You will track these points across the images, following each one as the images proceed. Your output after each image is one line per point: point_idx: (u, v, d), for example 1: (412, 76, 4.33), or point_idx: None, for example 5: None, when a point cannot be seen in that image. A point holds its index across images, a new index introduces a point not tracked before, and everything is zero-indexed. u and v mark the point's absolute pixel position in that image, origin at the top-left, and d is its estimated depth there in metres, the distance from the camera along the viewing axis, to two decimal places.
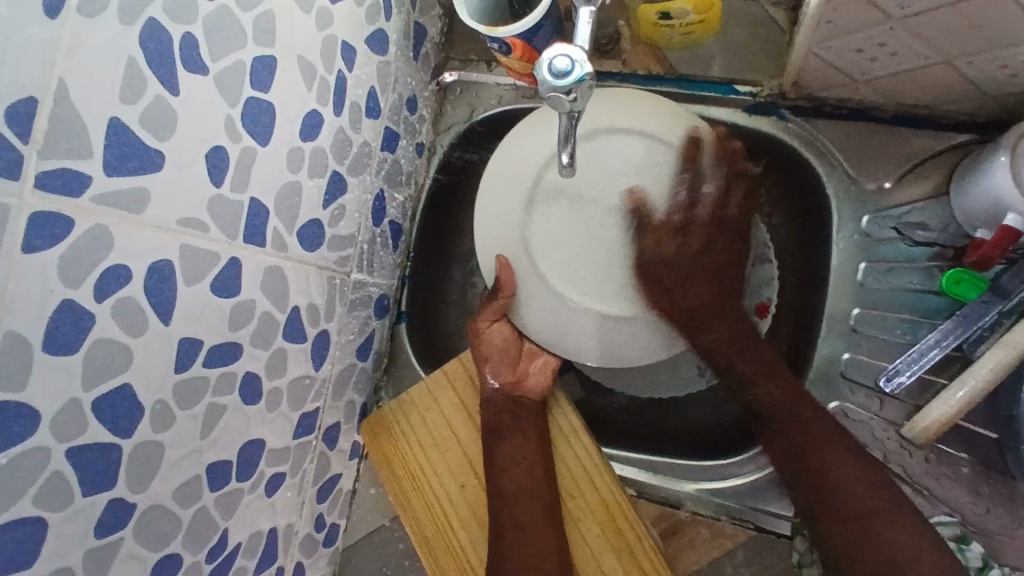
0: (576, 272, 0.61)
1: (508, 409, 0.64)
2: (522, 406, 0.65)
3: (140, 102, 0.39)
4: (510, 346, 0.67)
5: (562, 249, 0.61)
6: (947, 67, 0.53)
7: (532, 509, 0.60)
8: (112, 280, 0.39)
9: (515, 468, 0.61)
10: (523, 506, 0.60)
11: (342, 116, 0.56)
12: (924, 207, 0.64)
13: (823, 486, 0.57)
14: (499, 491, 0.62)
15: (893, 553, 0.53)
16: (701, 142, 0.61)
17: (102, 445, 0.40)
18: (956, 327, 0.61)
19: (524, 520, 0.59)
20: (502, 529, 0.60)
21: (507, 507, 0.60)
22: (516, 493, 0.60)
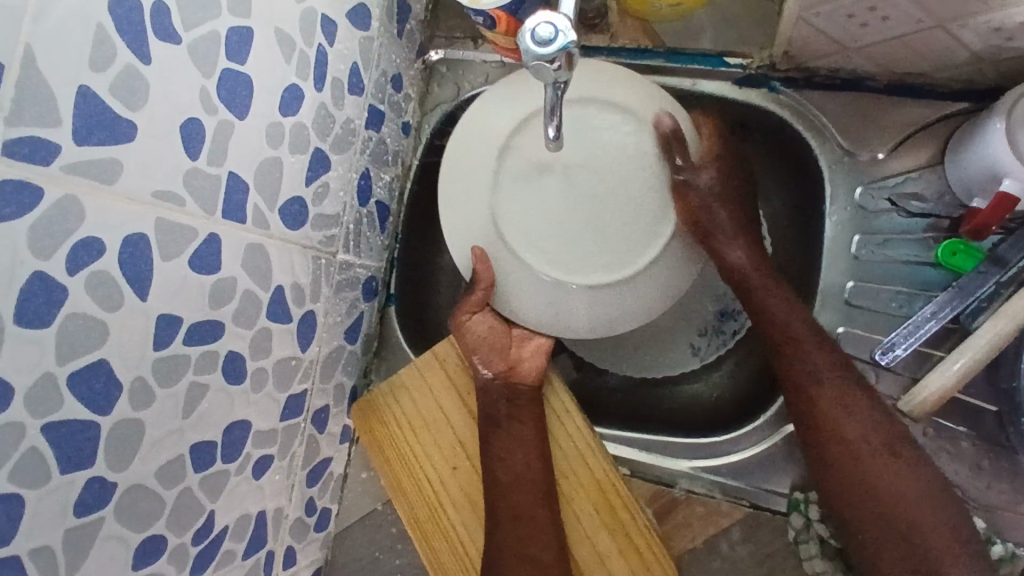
0: (548, 244, 0.63)
1: (506, 399, 0.63)
2: (520, 395, 0.63)
3: (110, 70, 0.38)
4: (496, 333, 0.67)
5: (534, 224, 0.64)
6: (941, 31, 0.52)
7: (530, 498, 0.59)
8: (84, 252, 0.38)
9: (511, 457, 0.60)
10: (521, 497, 0.59)
11: (324, 91, 0.56)
12: (919, 177, 0.64)
13: (821, 432, 0.57)
14: (495, 481, 0.61)
15: (881, 490, 0.55)
16: (661, 118, 0.63)
17: (79, 423, 0.39)
18: (953, 299, 0.61)
19: (523, 512, 0.59)
20: (499, 522, 0.59)
21: (505, 497, 0.60)
22: (513, 482, 0.60)
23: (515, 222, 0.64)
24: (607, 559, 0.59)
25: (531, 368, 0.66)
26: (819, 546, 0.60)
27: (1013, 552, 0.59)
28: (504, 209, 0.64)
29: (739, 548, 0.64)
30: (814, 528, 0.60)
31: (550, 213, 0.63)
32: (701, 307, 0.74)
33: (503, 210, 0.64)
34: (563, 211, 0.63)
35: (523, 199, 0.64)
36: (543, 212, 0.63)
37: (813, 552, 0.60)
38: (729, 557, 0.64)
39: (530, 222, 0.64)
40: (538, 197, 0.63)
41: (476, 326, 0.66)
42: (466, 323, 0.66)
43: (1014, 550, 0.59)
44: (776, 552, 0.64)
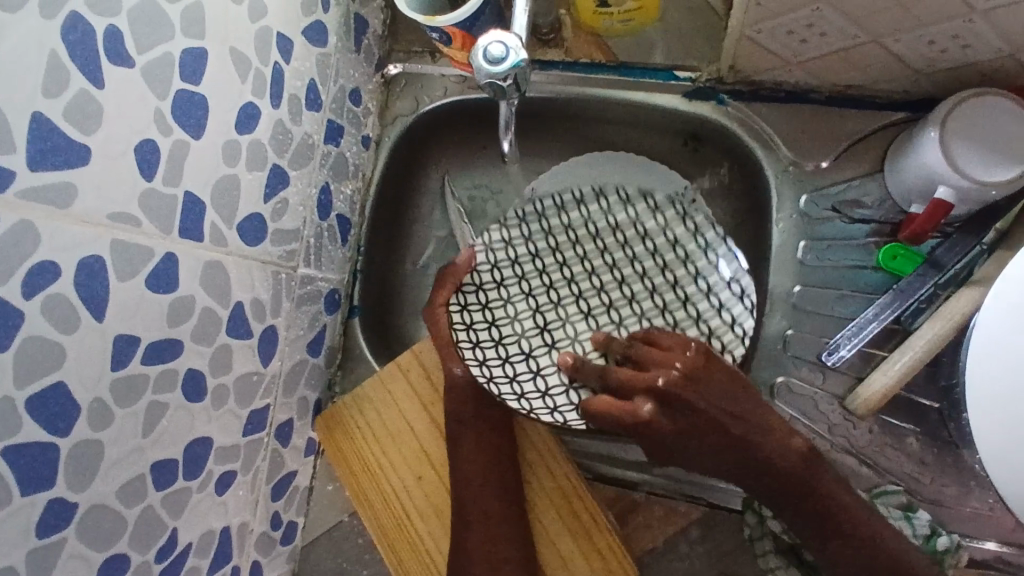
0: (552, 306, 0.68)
1: (470, 400, 0.63)
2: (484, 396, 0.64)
3: (63, 95, 0.38)
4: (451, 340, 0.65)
5: None
6: (876, 45, 0.55)
7: (500, 503, 0.60)
8: (40, 275, 0.38)
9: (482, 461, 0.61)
10: (490, 498, 0.60)
11: (281, 108, 0.56)
12: (861, 184, 0.66)
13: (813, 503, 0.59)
14: (465, 480, 0.61)
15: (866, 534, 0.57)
16: None
17: (38, 445, 0.39)
18: (894, 301, 0.63)
19: (492, 513, 0.60)
20: (469, 521, 0.60)
21: (476, 500, 0.60)
22: (482, 482, 0.61)
23: (567, 264, 0.72)
24: (570, 561, 0.61)
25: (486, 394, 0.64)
26: (772, 542, 0.62)
27: (957, 543, 0.61)
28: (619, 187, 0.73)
29: (697, 547, 0.66)
30: (767, 525, 0.62)
31: (625, 252, 0.72)
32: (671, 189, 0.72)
33: (535, 289, 0.71)
34: (643, 253, 0.71)
35: (577, 220, 0.73)
36: (609, 263, 0.72)
37: (767, 549, 0.62)
38: (687, 556, 0.66)
39: (592, 309, 0.71)
40: (529, 372, 0.68)
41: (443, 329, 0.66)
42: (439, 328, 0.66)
43: (959, 542, 0.62)
44: (733, 550, 0.65)
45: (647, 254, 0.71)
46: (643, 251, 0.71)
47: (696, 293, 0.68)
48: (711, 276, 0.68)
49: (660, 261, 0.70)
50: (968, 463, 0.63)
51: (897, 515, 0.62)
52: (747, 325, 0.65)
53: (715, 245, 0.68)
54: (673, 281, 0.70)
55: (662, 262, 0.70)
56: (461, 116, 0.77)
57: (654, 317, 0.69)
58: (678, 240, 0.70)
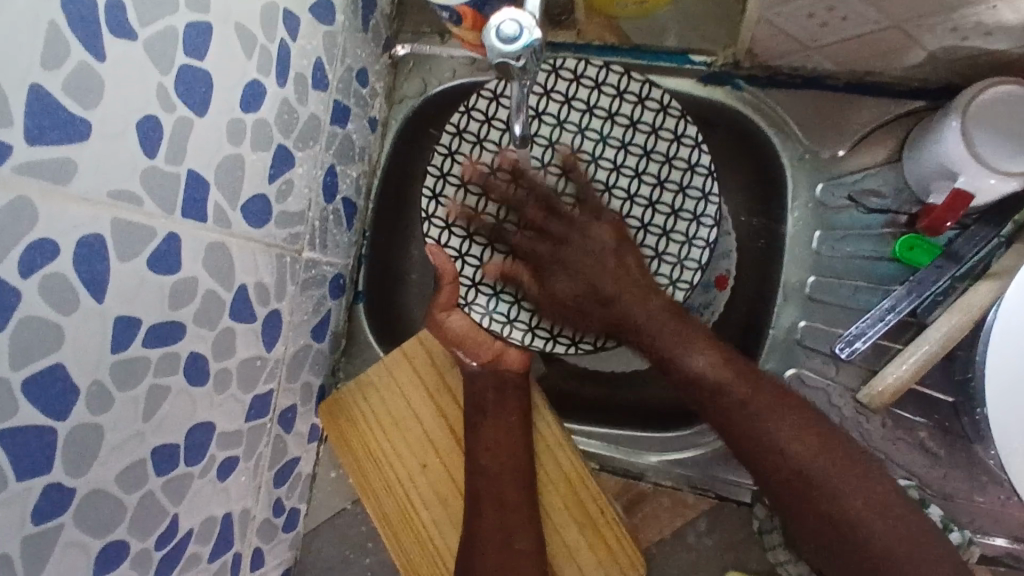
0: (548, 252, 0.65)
1: (493, 384, 0.63)
2: (507, 381, 0.64)
3: (63, 68, 0.37)
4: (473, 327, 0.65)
5: None
6: (897, 31, 0.53)
7: (522, 490, 0.60)
8: (37, 254, 0.37)
9: (498, 448, 0.61)
10: (508, 486, 0.60)
11: (287, 87, 0.55)
12: (878, 173, 0.65)
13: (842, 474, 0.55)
14: (481, 468, 0.61)
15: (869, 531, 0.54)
16: None
17: (35, 429, 0.38)
18: (911, 293, 0.61)
19: (509, 502, 0.59)
20: (483, 508, 0.59)
21: (487, 485, 0.60)
22: (498, 471, 0.60)
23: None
24: (576, 552, 0.60)
25: (517, 353, 0.65)
26: (782, 535, 0.60)
27: (969, 539, 0.60)
28: (480, 91, 0.64)
29: (705, 538, 0.66)
30: (778, 518, 0.60)
31: (541, 144, 0.65)
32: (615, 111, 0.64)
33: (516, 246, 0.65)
34: (557, 134, 0.64)
35: (474, 149, 0.64)
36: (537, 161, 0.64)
37: (776, 542, 0.61)
38: (695, 547, 0.66)
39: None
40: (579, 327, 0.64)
41: (454, 323, 0.65)
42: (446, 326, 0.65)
43: (971, 538, 0.60)
44: (742, 542, 0.65)
45: (560, 130, 0.64)
46: (558, 131, 0.64)
47: (638, 137, 0.63)
48: (649, 114, 0.63)
49: (577, 129, 0.64)
50: (981, 458, 0.62)
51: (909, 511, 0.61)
52: (703, 150, 0.62)
53: (626, 87, 0.63)
54: (610, 143, 0.64)
55: (583, 131, 0.64)
56: None
57: (629, 184, 0.64)
58: (590, 102, 0.64)
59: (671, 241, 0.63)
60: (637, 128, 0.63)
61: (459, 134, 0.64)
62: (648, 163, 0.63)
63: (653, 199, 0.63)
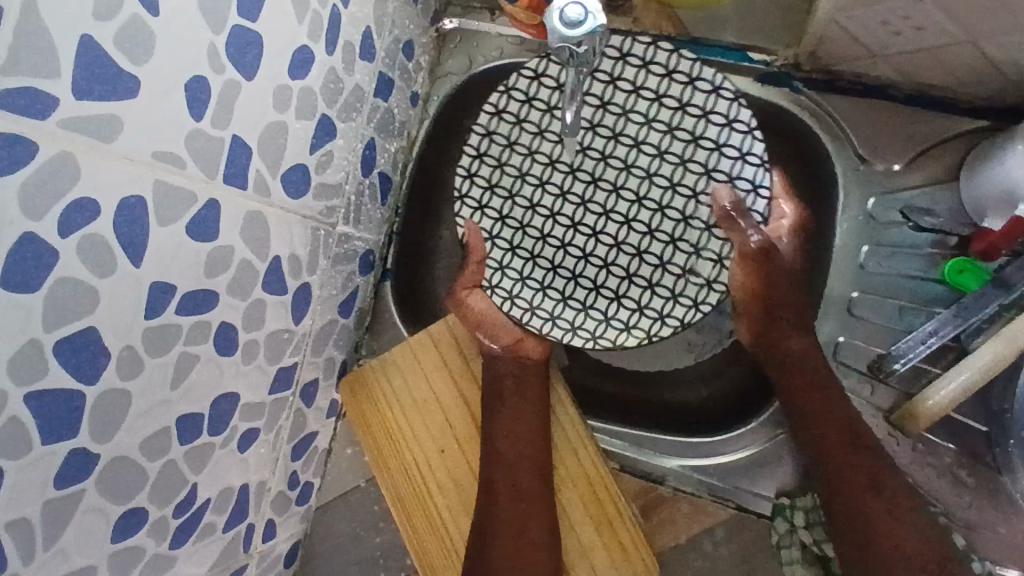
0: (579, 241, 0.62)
1: (512, 372, 0.63)
2: (525, 370, 0.63)
3: (115, 20, 0.35)
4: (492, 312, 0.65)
5: None
6: (972, 47, 0.51)
7: (538, 482, 0.60)
8: (77, 213, 0.36)
9: (517, 438, 0.60)
10: (524, 477, 0.59)
11: (335, 55, 0.53)
12: (932, 191, 0.63)
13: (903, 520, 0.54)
14: (497, 456, 0.60)
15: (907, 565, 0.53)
16: None
17: (63, 392, 0.37)
18: (955, 318, 0.59)
19: (524, 493, 0.59)
20: (497, 496, 0.59)
21: (503, 474, 0.59)
22: (516, 460, 0.59)
23: (541, 178, 0.62)
24: (590, 550, 0.59)
25: (535, 343, 0.65)
26: (801, 552, 0.60)
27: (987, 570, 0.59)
28: (521, 70, 0.62)
29: (721, 548, 0.65)
30: (798, 534, 0.60)
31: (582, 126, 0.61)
32: (671, 94, 0.59)
33: (547, 231, 0.62)
34: (599, 116, 0.61)
35: (512, 130, 0.63)
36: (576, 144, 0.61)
37: (794, 558, 0.60)
38: (711, 556, 0.65)
39: (614, 206, 0.61)
40: (602, 322, 0.60)
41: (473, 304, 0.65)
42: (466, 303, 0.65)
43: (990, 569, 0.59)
44: (758, 553, 0.64)
45: (603, 111, 0.61)
46: (601, 113, 0.61)
47: (685, 122, 0.59)
48: (699, 96, 0.59)
49: (621, 110, 0.60)
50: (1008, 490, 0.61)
51: None
52: (756, 139, 0.58)
53: (676, 66, 0.59)
54: (655, 127, 0.60)
55: (628, 113, 0.60)
56: None
57: (672, 172, 0.60)
58: (637, 83, 0.60)
59: (712, 237, 0.59)
60: (686, 111, 0.59)
61: (499, 114, 0.63)
62: (695, 150, 0.59)
63: (697, 189, 0.59)
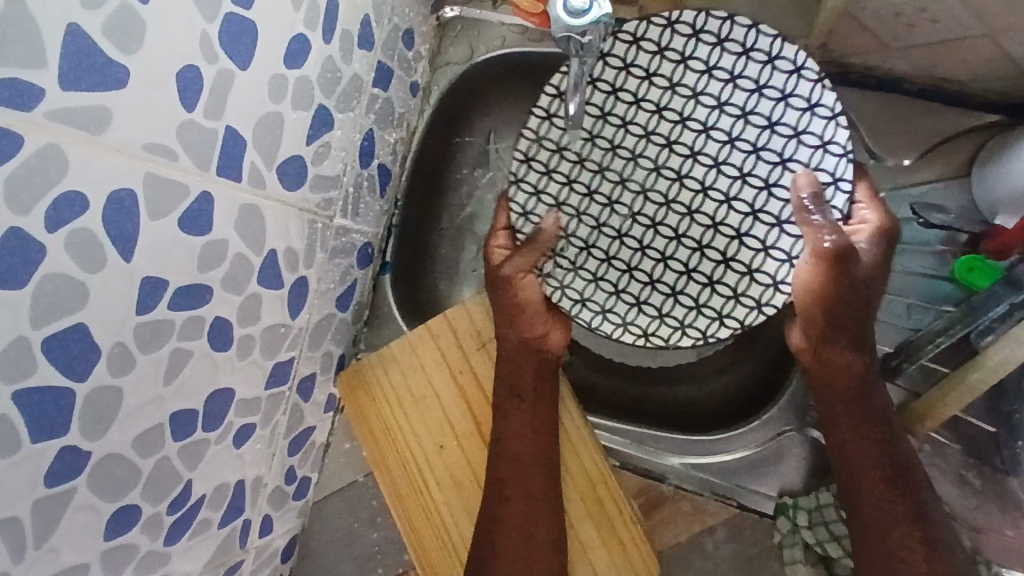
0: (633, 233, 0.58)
1: (531, 366, 0.61)
2: (543, 364, 0.62)
3: (104, 8, 0.34)
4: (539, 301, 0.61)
5: None
6: (988, 40, 0.50)
7: (550, 482, 0.58)
8: (66, 207, 0.35)
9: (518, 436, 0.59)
10: (536, 477, 0.58)
11: (332, 44, 0.52)
12: (945, 187, 0.62)
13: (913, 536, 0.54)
14: (497, 454, 0.59)
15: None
16: None
17: (52, 390, 0.36)
18: (961, 320, 0.56)
19: (535, 491, 0.58)
20: (509, 496, 0.57)
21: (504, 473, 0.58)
22: (531, 459, 0.58)
23: (602, 163, 0.58)
24: (590, 549, 0.58)
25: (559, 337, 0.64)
26: (803, 552, 0.59)
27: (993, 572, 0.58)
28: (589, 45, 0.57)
29: (722, 548, 0.64)
30: (800, 534, 0.59)
31: (647, 109, 0.57)
32: (745, 77, 0.54)
33: (603, 220, 0.58)
34: (667, 99, 0.56)
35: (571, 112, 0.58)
36: (640, 129, 0.57)
37: (796, 558, 0.59)
38: (712, 556, 0.64)
39: (677, 195, 0.57)
40: (655, 319, 0.58)
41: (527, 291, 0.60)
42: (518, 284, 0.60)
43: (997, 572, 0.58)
44: (760, 555, 0.63)
45: (672, 93, 0.56)
46: (669, 95, 0.56)
47: (762, 106, 0.54)
48: (778, 77, 0.54)
49: (691, 93, 0.55)
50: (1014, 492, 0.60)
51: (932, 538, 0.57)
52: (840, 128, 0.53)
53: (754, 44, 0.54)
54: (728, 110, 0.55)
55: (698, 95, 0.55)
56: (516, 69, 0.72)
57: (744, 161, 0.55)
58: (710, 62, 0.55)
59: (783, 235, 0.55)
60: (763, 94, 0.54)
61: (549, 119, 0.58)
62: (770, 138, 0.54)
63: (769, 179, 0.55)
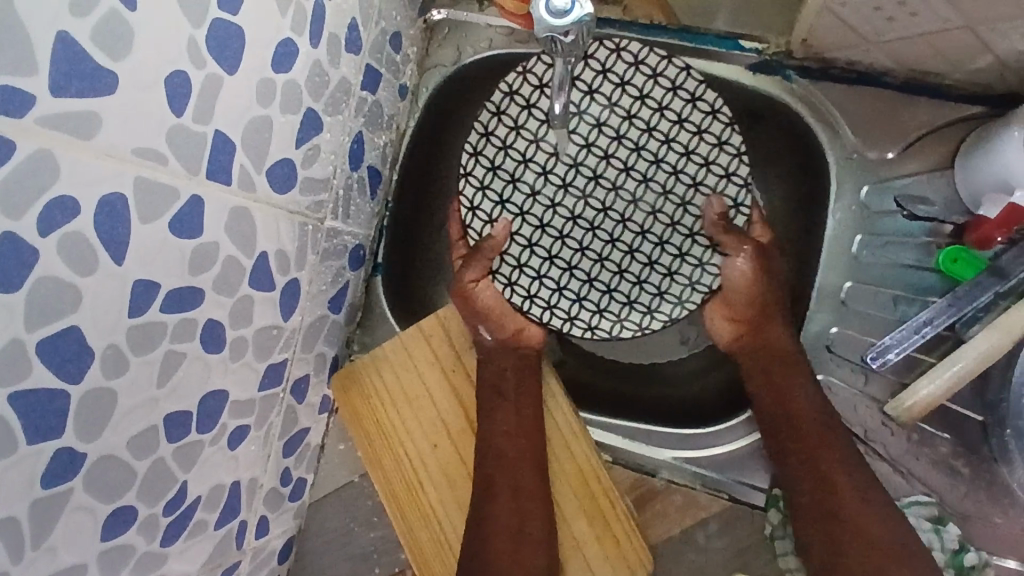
0: (574, 238, 0.63)
1: (515, 365, 0.63)
2: (525, 363, 0.63)
3: (93, 16, 0.35)
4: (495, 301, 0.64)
5: None
6: (967, 33, 0.50)
7: (537, 478, 0.59)
8: (58, 211, 0.35)
9: (511, 432, 0.59)
10: (524, 474, 0.59)
11: (319, 48, 0.52)
12: (929, 180, 0.62)
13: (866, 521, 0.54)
14: (490, 451, 0.60)
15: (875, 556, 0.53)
16: None
17: (47, 392, 0.37)
18: (952, 306, 0.59)
19: (523, 489, 0.59)
20: (496, 493, 0.58)
21: (498, 468, 0.59)
22: (515, 456, 0.59)
23: (544, 168, 0.63)
24: (583, 543, 0.59)
25: (536, 331, 0.65)
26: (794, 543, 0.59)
27: (985, 560, 0.58)
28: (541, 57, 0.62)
29: (714, 541, 0.64)
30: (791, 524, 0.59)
31: (587, 122, 0.62)
32: (675, 103, 0.61)
33: (546, 220, 0.63)
34: (605, 116, 0.61)
35: (521, 114, 0.62)
36: (581, 140, 0.62)
37: (788, 549, 0.59)
38: (704, 549, 0.64)
39: (612, 204, 0.62)
40: (595, 314, 0.62)
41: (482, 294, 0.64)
42: (469, 290, 0.63)
43: (986, 559, 0.59)
44: (751, 547, 0.63)
45: (608, 112, 0.61)
46: (608, 113, 0.62)
47: (682, 135, 0.61)
48: (698, 114, 0.60)
49: (626, 113, 0.61)
50: (1004, 480, 0.60)
51: (925, 527, 0.59)
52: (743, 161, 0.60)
53: (682, 82, 0.60)
54: (655, 135, 0.61)
55: (631, 117, 0.61)
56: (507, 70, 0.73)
57: (666, 179, 0.62)
58: (643, 91, 0.61)
59: (695, 243, 0.61)
60: (684, 127, 0.61)
61: (498, 116, 0.63)
62: (688, 163, 0.61)
63: (687, 199, 0.61)
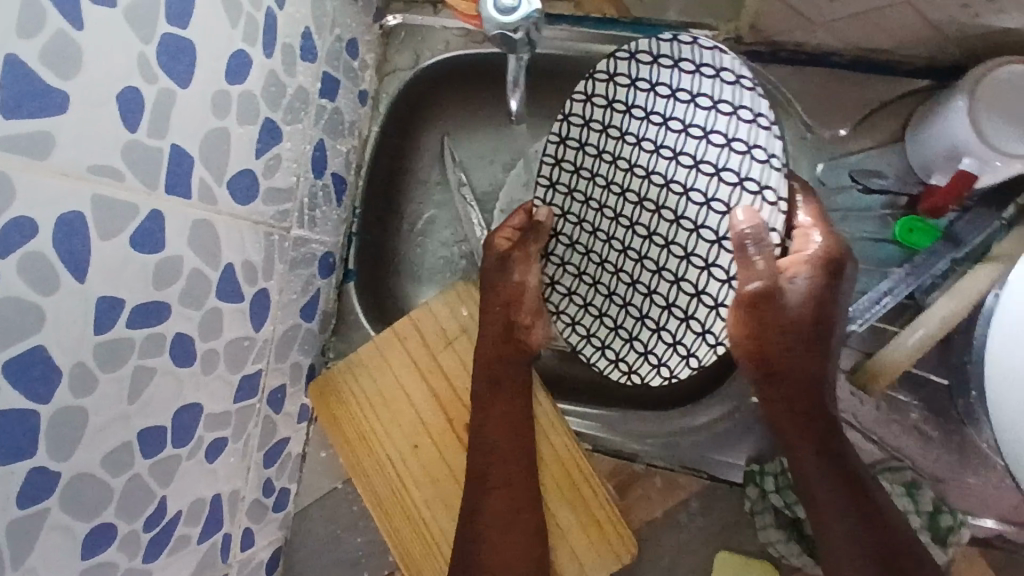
0: (596, 253, 0.60)
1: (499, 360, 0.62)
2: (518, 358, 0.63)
3: (39, 36, 0.35)
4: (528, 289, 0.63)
5: None
6: (906, 8, 0.52)
7: (528, 470, 0.59)
8: (14, 232, 0.35)
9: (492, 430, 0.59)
10: (511, 469, 0.59)
11: (274, 57, 0.53)
12: (881, 154, 0.64)
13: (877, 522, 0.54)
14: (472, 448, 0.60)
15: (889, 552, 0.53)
16: None
17: (15, 412, 0.37)
18: (908, 277, 0.61)
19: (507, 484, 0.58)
20: (484, 489, 0.58)
21: (480, 466, 0.59)
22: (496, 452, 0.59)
23: (571, 185, 0.60)
24: (568, 531, 0.60)
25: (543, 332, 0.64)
26: (773, 517, 0.61)
27: (961, 521, 0.59)
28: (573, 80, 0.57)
29: (697, 519, 0.64)
30: (769, 498, 0.61)
31: (630, 142, 0.56)
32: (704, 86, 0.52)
33: (606, 256, 0.59)
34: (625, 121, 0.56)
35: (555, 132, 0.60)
36: (614, 158, 0.57)
37: (767, 523, 0.61)
38: (687, 529, 0.64)
39: (638, 217, 0.56)
40: (612, 330, 0.60)
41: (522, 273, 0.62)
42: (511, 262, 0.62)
43: (962, 520, 0.59)
44: (732, 525, 0.64)
45: (646, 124, 0.55)
46: (617, 115, 0.56)
47: (699, 117, 0.52)
48: (727, 89, 0.51)
49: (661, 119, 0.54)
50: (974, 441, 0.62)
51: (899, 492, 0.59)
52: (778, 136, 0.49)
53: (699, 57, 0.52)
54: (672, 126, 0.54)
55: (649, 115, 0.55)
56: (465, 71, 0.74)
57: (688, 175, 0.53)
58: (653, 78, 0.54)
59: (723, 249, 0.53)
60: (717, 110, 0.51)
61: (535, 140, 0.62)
62: (713, 149, 0.52)
63: (732, 203, 0.52)
